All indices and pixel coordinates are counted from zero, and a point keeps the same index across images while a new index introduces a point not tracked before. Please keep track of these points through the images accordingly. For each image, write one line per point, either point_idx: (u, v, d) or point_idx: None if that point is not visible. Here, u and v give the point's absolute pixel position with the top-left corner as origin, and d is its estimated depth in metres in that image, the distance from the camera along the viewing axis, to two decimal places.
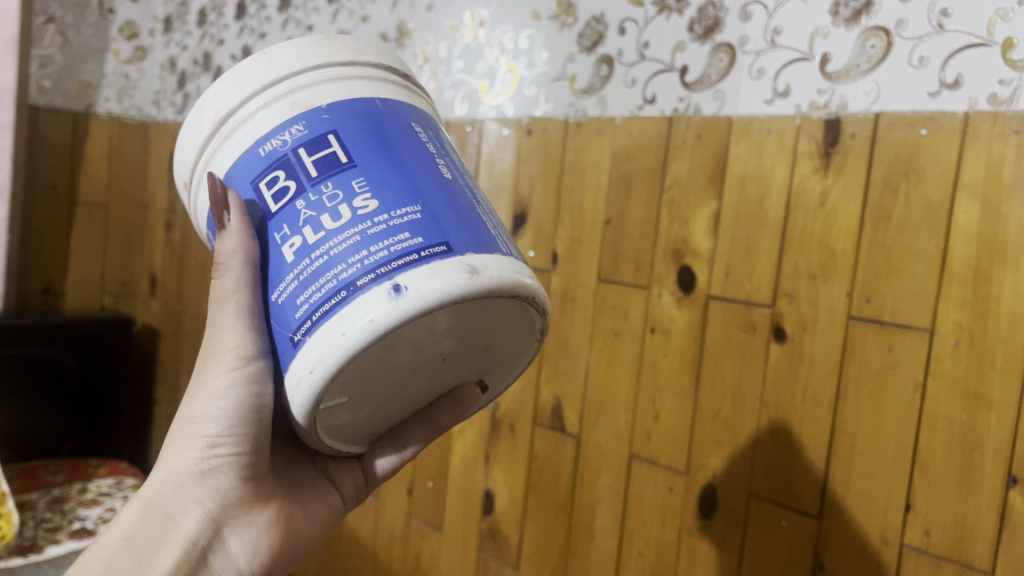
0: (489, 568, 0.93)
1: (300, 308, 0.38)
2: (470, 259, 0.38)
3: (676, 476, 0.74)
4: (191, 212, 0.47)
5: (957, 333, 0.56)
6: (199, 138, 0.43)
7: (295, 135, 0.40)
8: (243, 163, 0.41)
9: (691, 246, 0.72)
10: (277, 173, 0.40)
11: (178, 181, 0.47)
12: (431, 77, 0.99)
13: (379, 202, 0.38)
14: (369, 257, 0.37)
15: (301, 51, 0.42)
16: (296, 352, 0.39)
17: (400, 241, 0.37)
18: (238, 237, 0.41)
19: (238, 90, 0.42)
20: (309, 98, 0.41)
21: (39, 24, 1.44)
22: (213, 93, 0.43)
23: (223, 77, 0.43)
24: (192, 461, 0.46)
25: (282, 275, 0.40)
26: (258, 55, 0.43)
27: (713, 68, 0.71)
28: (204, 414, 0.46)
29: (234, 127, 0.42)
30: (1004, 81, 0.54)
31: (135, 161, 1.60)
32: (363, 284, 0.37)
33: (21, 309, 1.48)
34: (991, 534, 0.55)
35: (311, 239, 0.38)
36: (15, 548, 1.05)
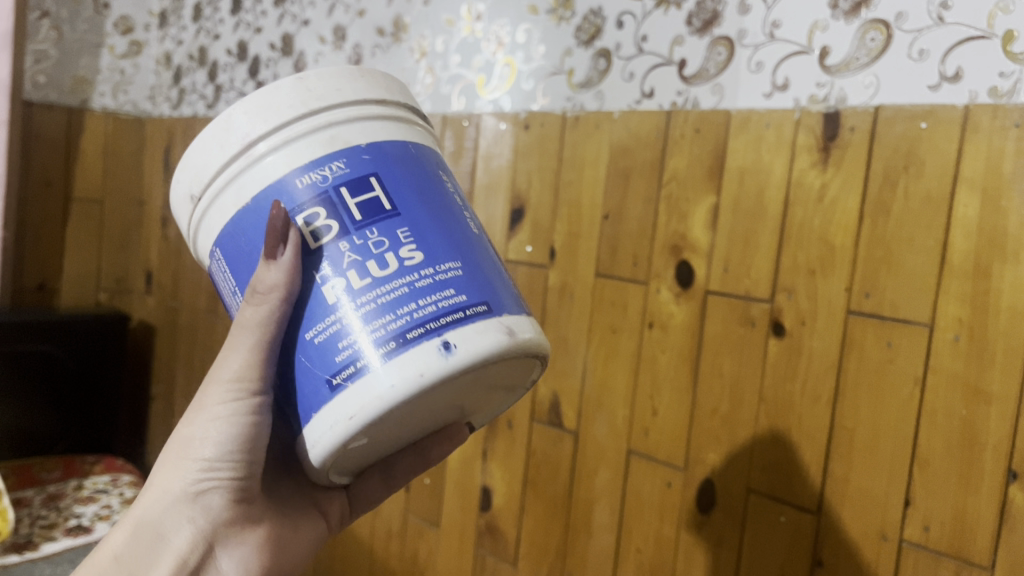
0: (487, 564, 0.92)
1: (341, 352, 0.38)
2: (509, 321, 0.40)
3: (674, 472, 0.74)
4: (194, 226, 0.44)
5: (957, 327, 0.56)
6: (223, 154, 0.41)
7: (336, 172, 0.40)
8: (276, 193, 0.40)
9: (689, 241, 0.72)
10: (317, 210, 0.40)
11: (184, 192, 0.44)
12: (428, 71, 0.98)
13: (424, 255, 0.39)
14: (417, 311, 0.38)
15: (339, 82, 0.42)
16: (333, 397, 0.38)
17: (446, 297, 0.38)
18: (283, 273, 0.39)
19: (273, 114, 0.40)
20: (347, 135, 0.40)
21: (34, 19, 1.43)
22: (242, 111, 0.41)
23: (254, 94, 0.41)
24: (186, 483, 0.46)
25: (320, 316, 0.39)
26: (294, 77, 0.41)
27: (712, 62, 0.70)
28: (203, 437, 0.45)
29: (266, 151, 0.40)
30: (1004, 74, 0.54)
31: (129, 157, 1.59)
32: (413, 337, 0.37)
33: (17, 304, 1.47)
34: (990, 529, 0.55)
35: (356, 284, 0.38)
36: (11, 545, 1.04)
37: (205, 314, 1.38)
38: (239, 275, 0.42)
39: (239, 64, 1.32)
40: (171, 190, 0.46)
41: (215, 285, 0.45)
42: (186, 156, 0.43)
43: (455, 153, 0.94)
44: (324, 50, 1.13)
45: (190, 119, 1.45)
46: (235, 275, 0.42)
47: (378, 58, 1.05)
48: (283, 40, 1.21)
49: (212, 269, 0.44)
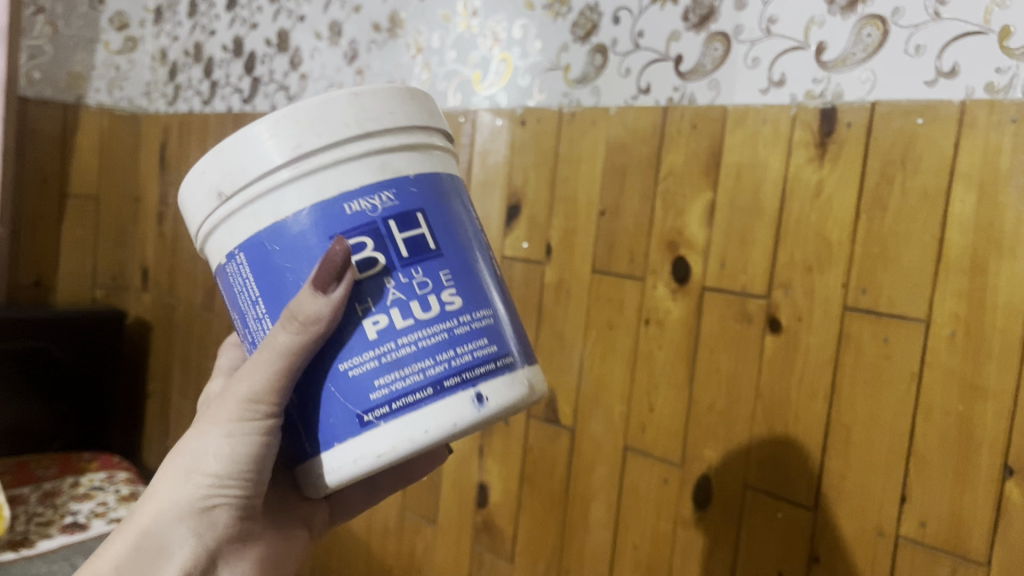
0: (484, 561, 0.92)
1: (377, 390, 0.39)
2: (530, 372, 0.42)
3: (671, 468, 0.74)
4: (213, 224, 0.41)
5: (954, 323, 0.56)
6: (267, 161, 0.38)
7: (385, 203, 0.39)
8: (322, 216, 0.38)
9: (686, 237, 0.72)
10: (363, 239, 0.39)
11: (210, 187, 0.40)
12: (423, 67, 0.98)
13: (463, 300, 0.40)
14: (456, 358, 0.39)
15: (393, 104, 0.40)
16: (364, 433, 0.39)
17: (481, 346, 0.40)
18: (326, 307, 0.38)
19: (327, 129, 0.38)
20: (397, 164, 0.40)
21: (29, 14, 1.43)
22: (294, 118, 0.38)
23: (310, 103, 0.39)
24: (193, 498, 0.45)
25: (359, 348, 0.39)
26: (350, 91, 0.39)
27: (709, 57, 0.70)
28: (217, 453, 0.45)
29: (315, 168, 0.38)
30: (1001, 70, 0.54)
31: (125, 153, 1.59)
32: (449, 385, 0.39)
33: (12, 299, 1.48)
34: (987, 526, 0.55)
35: (399, 323, 0.39)
36: (7, 542, 1.03)
37: (201, 311, 1.37)
38: (275, 296, 0.40)
39: (234, 60, 1.31)
40: (186, 177, 0.42)
41: (225, 287, 0.43)
42: (217, 149, 0.40)
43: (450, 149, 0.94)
44: (320, 46, 1.13)
45: (186, 116, 1.45)
46: (261, 287, 0.40)
47: (374, 54, 1.04)
48: (279, 36, 1.21)
49: (231, 276, 0.41)
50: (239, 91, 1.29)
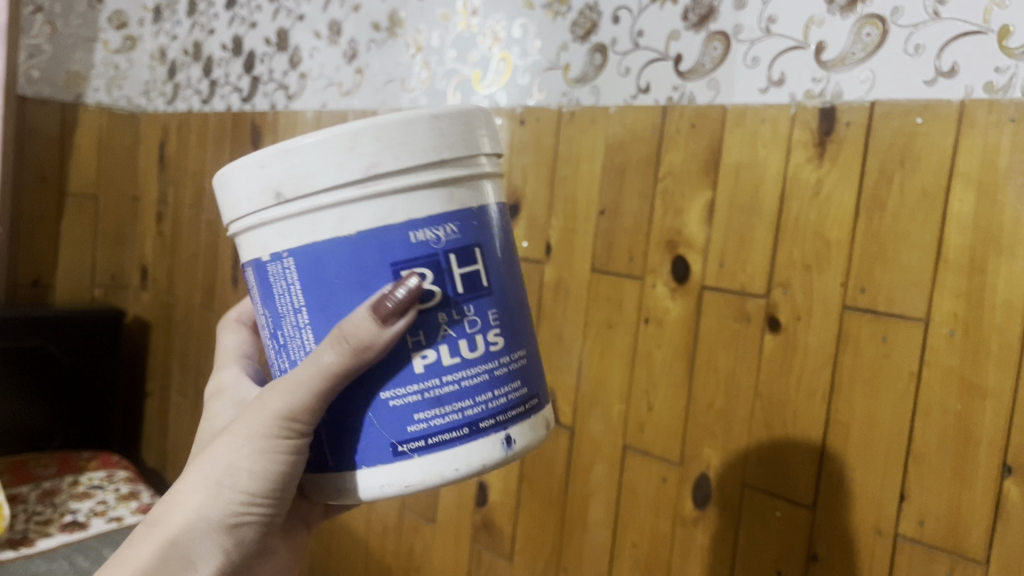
0: (483, 560, 0.92)
1: (415, 423, 0.39)
2: (548, 415, 0.44)
3: (670, 467, 0.74)
4: (262, 223, 0.39)
5: (953, 323, 0.56)
6: (336, 176, 0.37)
7: (448, 236, 0.38)
8: (384, 243, 0.37)
9: (685, 236, 0.72)
10: (423, 271, 0.38)
11: (267, 185, 0.38)
12: (423, 65, 0.98)
13: (504, 341, 0.41)
14: (493, 400, 0.40)
15: (467, 131, 0.39)
16: (396, 462, 0.39)
17: (515, 389, 0.41)
18: (384, 338, 0.38)
19: (404, 152, 0.37)
20: (463, 196, 0.39)
21: (28, 13, 1.42)
22: (373, 135, 0.37)
23: (390, 122, 0.37)
24: (221, 517, 0.45)
25: (404, 380, 0.39)
26: (430, 112, 0.38)
27: (708, 57, 0.70)
28: (251, 470, 0.44)
29: (386, 191, 0.37)
30: (1000, 70, 0.54)
31: (124, 152, 1.59)
32: (484, 427, 0.40)
33: (11, 300, 1.48)
34: (985, 524, 0.55)
35: (446, 360, 0.39)
36: (7, 541, 1.03)
37: (200, 310, 1.37)
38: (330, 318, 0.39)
39: (234, 59, 1.31)
40: (236, 162, 0.39)
41: (263, 287, 0.41)
42: (282, 146, 0.37)
43: None
44: (319, 46, 1.13)
45: (185, 114, 1.45)
46: (308, 299, 0.39)
47: (373, 53, 1.04)
48: (278, 35, 1.21)
49: (279, 282, 0.40)
50: (239, 90, 1.29)
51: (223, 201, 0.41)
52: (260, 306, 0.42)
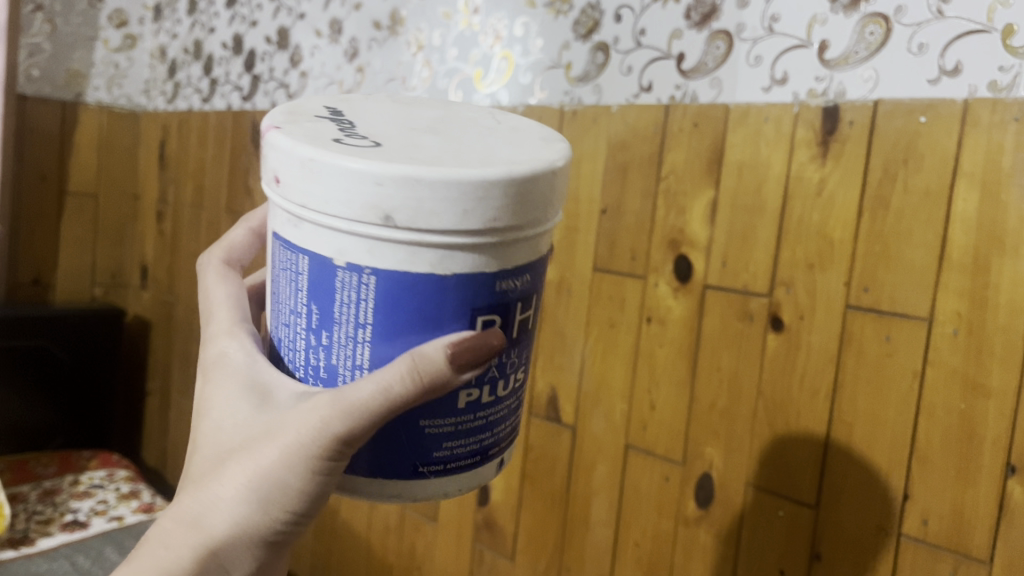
0: (485, 559, 0.92)
1: (443, 450, 0.38)
2: None
3: (672, 467, 0.74)
4: (348, 234, 0.33)
5: (956, 322, 0.56)
6: (457, 221, 0.32)
7: (522, 286, 0.37)
8: (472, 287, 0.35)
9: (687, 235, 0.71)
10: (493, 316, 0.36)
11: (376, 206, 0.32)
12: (424, 64, 0.98)
13: (524, 375, 0.41)
14: (502, 430, 0.41)
15: (564, 180, 0.37)
16: (411, 480, 0.38)
17: (516, 420, 0.42)
18: (459, 377, 0.36)
19: (525, 207, 0.34)
20: (542, 244, 0.38)
21: (27, 12, 1.42)
22: (505, 187, 0.33)
23: (523, 176, 0.33)
24: (256, 533, 0.39)
25: (446, 411, 0.37)
26: (547, 162, 0.35)
27: (711, 56, 0.70)
28: (295, 488, 0.38)
29: (496, 241, 0.34)
30: (1004, 69, 0.53)
31: (124, 151, 1.58)
32: (492, 455, 0.40)
33: (12, 300, 1.48)
34: (989, 523, 0.55)
35: (486, 398, 0.38)
36: (8, 541, 1.03)
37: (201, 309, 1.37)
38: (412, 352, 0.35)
39: (234, 58, 1.31)
40: (332, 156, 0.32)
41: (324, 287, 0.35)
42: (407, 172, 0.31)
43: None
44: (320, 45, 1.12)
45: (185, 113, 1.44)
46: (377, 320, 0.35)
47: (375, 52, 1.04)
48: (279, 34, 1.20)
49: (352, 298, 0.35)
50: (239, 89, 1.29)
51: (293, 175, 0.33)
52: (305, 296, 0.36)
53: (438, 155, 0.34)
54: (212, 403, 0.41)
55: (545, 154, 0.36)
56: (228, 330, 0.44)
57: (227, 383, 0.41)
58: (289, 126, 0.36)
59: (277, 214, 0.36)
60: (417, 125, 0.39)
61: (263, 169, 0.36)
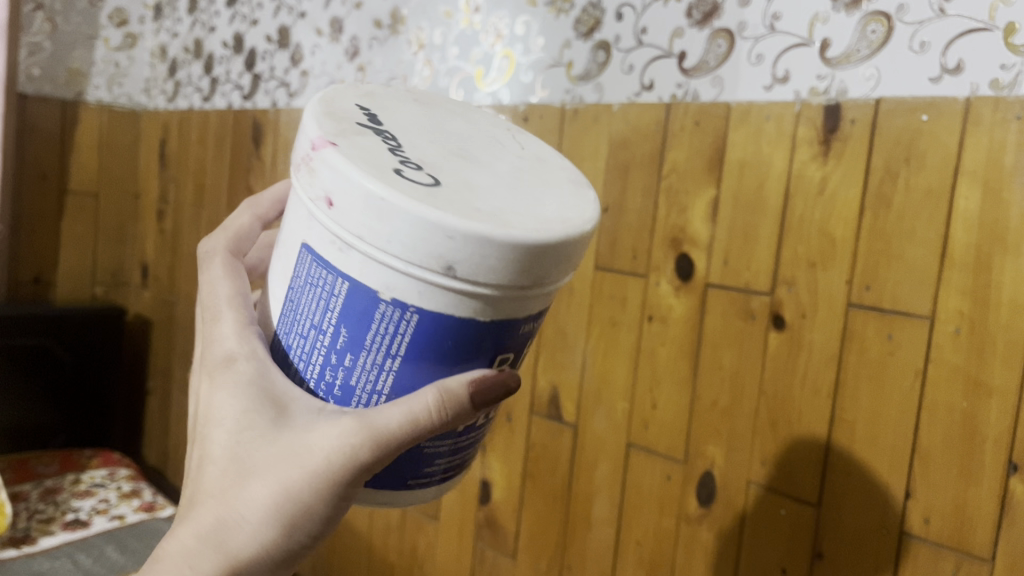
0: (486, 558, 0.92)
1: (434, 466, 0.41)
2: None
3: (674, 465, 0.74)
4: (402, 275, 0.34)
5: (958, 321, 0.56)
6: (512, 278, 0.34)
7: (534, 326, 0.39)
8: (499, 331, 0.36)
9: (689, 234, 0.71)
10: (506, 353, 0.38)
11: (440, 255, 0.33)
12: (425, 63, 0.98)
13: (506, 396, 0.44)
14: (477, 445, 0.44)
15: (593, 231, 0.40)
16: (399, 490, 0.40)
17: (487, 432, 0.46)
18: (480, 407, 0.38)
19: (567, 264, 0.36)
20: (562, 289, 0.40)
21: (28, 10, 1.42)
22: (558, 247, 0.35)
23: (573, 236, 0.35)
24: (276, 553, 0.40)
25: (449, 434, 0.40)
26: (578, 208, 0.37)
27: (712, 54, 0.70)
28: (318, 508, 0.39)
29: (536, 293, 0.36)
30: (1006, 66, 0.53)
31: (124, 150, 1.58)
32: (464, 467, 0.44)
33: (12, 299, 1.48)
34: (991, 522, 0.55)
35: (479, 422, 0.41)
36: (9, 539, 1.03)
37: None
38: (442, 387, 0.36)
39: (235, 57, 1.31)
40: (403, 200, 0.32)
41: (355, 314, 0.35)
42: (476, 230, 0.32)
43: None
44: (321, 43, 1.12)
45: (186, 112, 1.44)
46: (407, 351, 0.36)
47: (376, 50, 1.04)
48: (279, 32, 1.20)
49: (389, 330, 0.35)
50: (240, 88, 1.29)
51: (353, 206, 0.33)
52: (332, 318, 0.36)
53: (488, 200, 0.36)
54: (220, 412, 0.40)
55: (574, 197, 0.39)
56: (229, 329, 0.42)
57: (236, 394, 0.40)
58: (345, 146, 0.35)
59: (315, 230, 0.36)
60: (450, 149, 0.40)
61: (309, 183, 0.35)
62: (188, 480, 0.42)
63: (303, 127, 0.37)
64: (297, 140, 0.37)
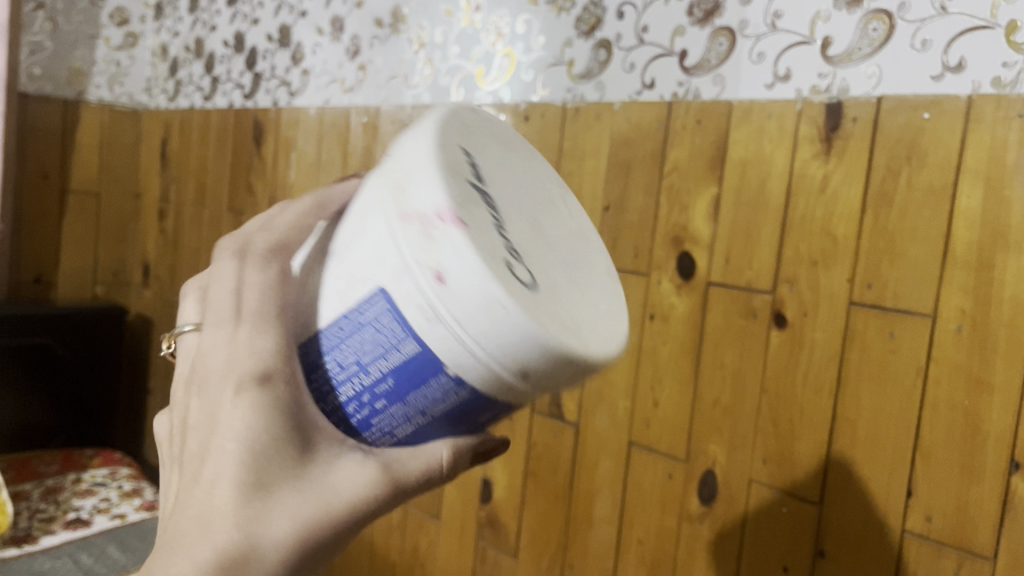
0: (487, 556, 0.92)
1: None
2: None
3: (676, 464, 0.74)
4: (480, 365, 0.32)
5: (960, 318, 0.56)
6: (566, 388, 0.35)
7: None
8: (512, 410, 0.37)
9: (691, 232, 0.71)
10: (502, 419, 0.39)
11: (526, 367, 0.32)
12: (426, 62, 0.98)
13: None
14: None
15: None
16: None
17: None
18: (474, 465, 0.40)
19: None
20: None
21: (29, 10, 1.42)
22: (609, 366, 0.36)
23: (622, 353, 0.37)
24: None
25: None
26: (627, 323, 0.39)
27: (713, 52, 0.70)
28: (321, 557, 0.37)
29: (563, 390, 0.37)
30: (1008, 64, 0.53)
31: (126, 149, 1.58)
32: None
33: (13, 298, 1.48)
34: (993, 520, 0.55)
35: None
36: (11, 538, 1.03)
37: None
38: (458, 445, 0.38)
39: (235, 56, 1.31)
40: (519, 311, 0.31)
41: (411, 374, 0.33)
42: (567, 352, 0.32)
43: None
44: (322, 42, 1.12)
45: (187, 111, 1.44)
46: (442, 414, 0.35)
47: (376, 49, 1.04)
48: (280, 31, 1.20)
49: (437, 397, 0.34)
50: (241, 87, 1.29)
51: (469, 296, 0.31)
52: (385, 368, 0.34)
53: (569, 306, 0.35)
54: (236, 436, 0.36)
55: (622, 307, 0.40)
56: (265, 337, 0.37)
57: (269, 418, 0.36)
58: (470, 225, 0.32)
59: (404, 286, 0.32)
60: (531, 226, 0.38)
61: (420, 245, 0.32)
62: (178, 499, 0.37)
63: (425, 174, 0.33)
64: (412, 183, 0.33)
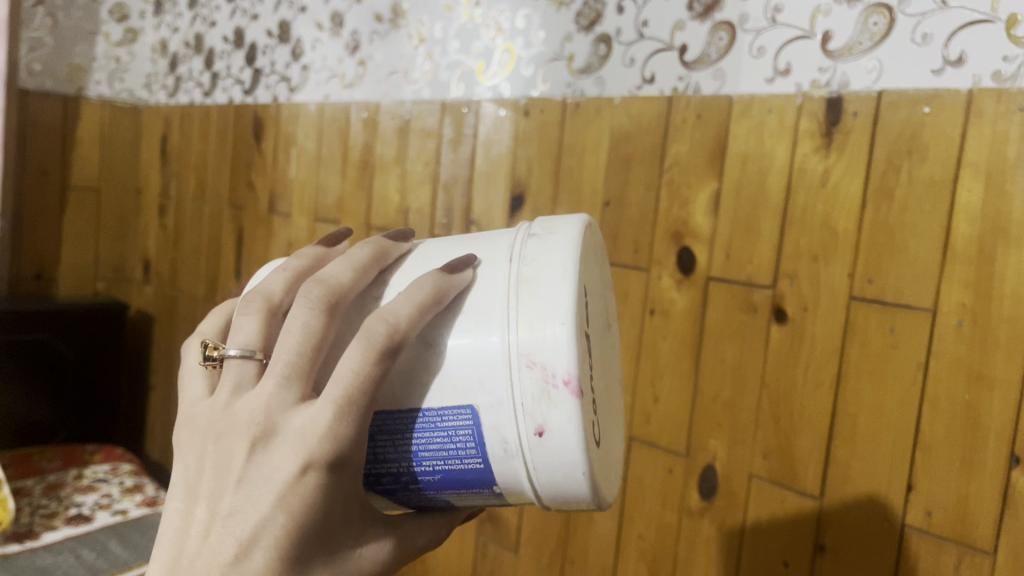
0: (488, 551, 0.93)
1: None
2: None
3: (676, 458, 0.74)
4: (527, 490, 0.41)
5: (960, 313, 0.56)
6: None
7: None
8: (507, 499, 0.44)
9: (691, 227, 0.71)
10: None
11: (563, 505, 0.41)
12: (426, 57, 0.97)
13: None
14: None
15: None
16: None
17: None
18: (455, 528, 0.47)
19: None
20: None
21: (29, 6, 1.42)
22: None
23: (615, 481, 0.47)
24: None
25: None
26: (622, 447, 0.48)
27: (714, 47, 0.70)
28: None
29: None
30: (1009, 58, 0.53)
31: (126, 146, 1.58)
32: None
33: (13, 294, 1.48)
34: (993, 513, 0.55)
35: None
36: (11, 534, 1.03)
37: (202, 304, 1.38)
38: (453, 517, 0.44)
39: (235, 52, 1.30)
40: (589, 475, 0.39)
41: (458, 478, 0.41)
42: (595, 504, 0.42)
43: (453, 140, 0.94)
44: (321, 38, 1.12)
45: (187, 107, 1.44)
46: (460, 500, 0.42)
47: (376, 45, 1.04)
48: (280, 27, 1.20)
49: (471, 493, 0.41)
50: (241, 83, 1.29)
51: (557, 456, 0.39)
52: (439, 466, 0.40)
53: (606, 448, 0.44)
54: (273, 517, 0.35)
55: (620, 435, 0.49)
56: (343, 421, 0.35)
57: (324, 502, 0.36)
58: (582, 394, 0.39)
59: (501, 419, 0.39)
60: (600, 355, 0.45)
61: (534, 399, 0.38)
62: (184, 560, 0.35)
63: (561, 333, 0.38)
64: (548, 335, 0.38)
